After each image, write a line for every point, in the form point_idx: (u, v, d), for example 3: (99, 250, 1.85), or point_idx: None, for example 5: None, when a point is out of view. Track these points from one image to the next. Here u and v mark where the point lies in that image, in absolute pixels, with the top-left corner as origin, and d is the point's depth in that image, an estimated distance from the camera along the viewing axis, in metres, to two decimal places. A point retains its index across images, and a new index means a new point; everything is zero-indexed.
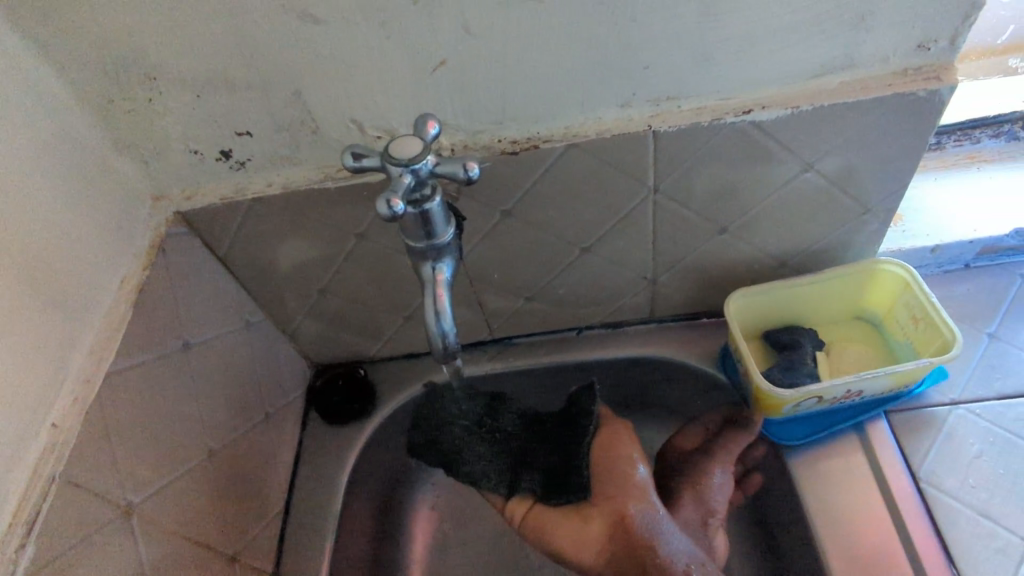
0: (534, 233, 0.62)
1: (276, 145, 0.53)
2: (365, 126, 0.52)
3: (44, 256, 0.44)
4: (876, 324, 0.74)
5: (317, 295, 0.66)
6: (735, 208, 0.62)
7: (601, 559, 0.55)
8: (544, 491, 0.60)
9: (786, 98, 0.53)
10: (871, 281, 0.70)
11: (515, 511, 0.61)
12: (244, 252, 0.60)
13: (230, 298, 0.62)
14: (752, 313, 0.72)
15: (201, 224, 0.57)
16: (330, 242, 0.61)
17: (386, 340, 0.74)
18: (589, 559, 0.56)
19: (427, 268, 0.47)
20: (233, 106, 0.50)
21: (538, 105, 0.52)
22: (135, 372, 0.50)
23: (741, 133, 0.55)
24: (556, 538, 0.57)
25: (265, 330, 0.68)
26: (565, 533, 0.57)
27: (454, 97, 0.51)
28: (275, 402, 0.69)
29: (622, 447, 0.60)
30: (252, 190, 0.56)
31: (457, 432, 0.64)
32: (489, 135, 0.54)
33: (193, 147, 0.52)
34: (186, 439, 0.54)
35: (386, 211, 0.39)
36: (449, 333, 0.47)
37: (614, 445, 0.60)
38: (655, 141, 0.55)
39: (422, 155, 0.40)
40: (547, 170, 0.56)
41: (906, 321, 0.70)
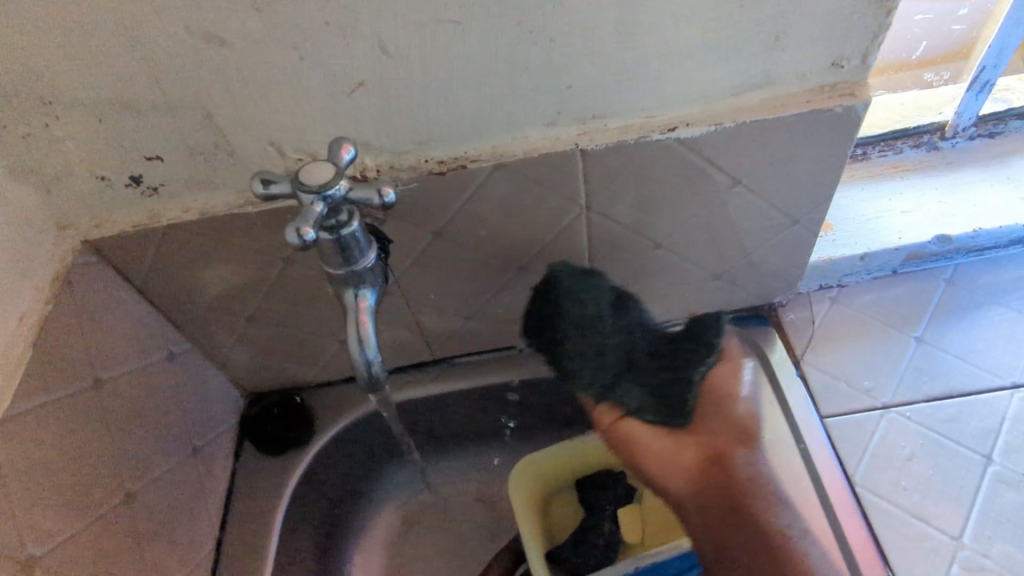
0: (469, 253, 0.62)
1: (190, 169, 0.51)
2: (285, 150, 0.50)
3: None
4: None
5: (246, 322, 0.64)
6: (667, 221, 0.62)
7: (695, 493, 0.61)
8: (640, 405, 0.61)
9: (709, 115, 0.54)
10: None
11: (603, 418, 0.63)
12: (163, 280, 0.58)
13: (149, 328, 0.59)
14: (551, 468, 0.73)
15: (113, 253, 0.54)
16: (255, 267, 0.58)
17: (322, 364, 0.72)
18: (677, 488, 0.61)
19: (349, 295, 0.45)
20: (141, 130, 0.47)
21: (463, 125, 0.52)
22: (36, 415, 0.46)
23: (668, 150, 0.55)
24: (643, 457, 0.62)
25: (191, 360, 0.65)
26: (654, 458, 0.62)
27: (376, 117, 0.50)
28: (204, 436, 0.65)
29: (729, 381, 0.63)
30: (167, 216, 0.53)
31: (583, 330, 0.60)
32: (415, 156, 0.53)
33: (99, 173, 0.50)
34: (100, 483, 0.51)
35: (297, 241, 0.38)
36: (374, 361, 0.45)
37: (724, 384, 0.63)
38: (583, 158, 0.54)
39: (335, 181, 0.39)
40: (477, 189, 0.55)
41: None
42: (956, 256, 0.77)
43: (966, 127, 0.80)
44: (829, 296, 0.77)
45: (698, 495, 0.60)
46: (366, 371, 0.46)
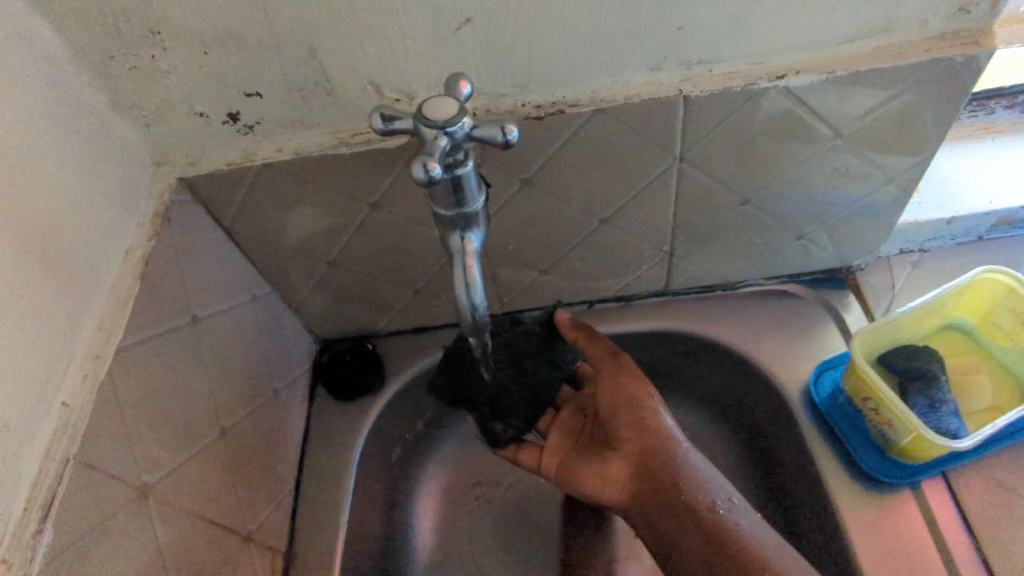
0: (553, 204, 0.60)
1: (288, 107, 0.50)
2: (383, 89, 0.49)
3: (46, 225, 0.41)
4: (968, 331, 0.68)
5: (326, 268, 0.64)
6: (759, 174, 0.60)
7: (660, 514, 0.60)
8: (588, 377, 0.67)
9: (821, 64, 0.51)
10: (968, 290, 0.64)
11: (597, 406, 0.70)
12: (252, 221, 0.58)
13: (235, 269, 0.60)
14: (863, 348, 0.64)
15: (206, 191, 0.54)
16: (342, 211, 0.58)
17: (394, 314, 0.72)
18: (645, 500, 0.61)
19: (456, 239, 0.45)
20: (244, 64, 0.46)
21: (566, 68, 0.50)
22: (146, 347, 0.47)
23: (775, 99, 0.53)
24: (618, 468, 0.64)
25: (271, 303, 0.65)
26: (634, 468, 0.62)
27: (478, 57, 0.48)
28: (283, 379, 0.66)
29: (632, 389, 0.64)
30: (261, 156, 0.53)
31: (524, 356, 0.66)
32: (512, 99, 0.52)
33: (199, 109, 0.49)
34: (198, 420, 0.52)
35: (422, 176, 0.37)
36: (479, 305, 0.45)
37: (622, 391, 0.64)
38: (686, 106, 0.53)
39: (458, 117, 0.38)
40: (572, 137, 0.54)
41: (1012, 325, 0.64)
42: None
43: None
44: (910, 260, 0.75)
45: (678, 529, 0.59)
46: (470, 314, 0.46)
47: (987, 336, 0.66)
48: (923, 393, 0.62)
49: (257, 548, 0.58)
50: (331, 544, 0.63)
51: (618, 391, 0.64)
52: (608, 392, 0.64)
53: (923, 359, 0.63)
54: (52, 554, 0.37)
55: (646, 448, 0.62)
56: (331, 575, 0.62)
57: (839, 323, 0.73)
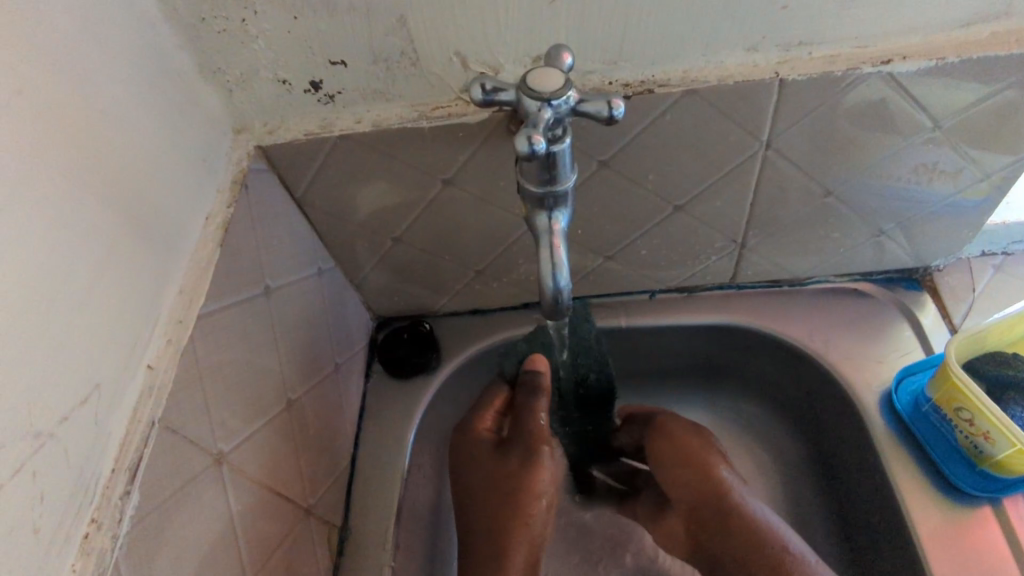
0: (629, 188, 0.59)
1: (371, 77, 0.49)
2: (469, 62, 0.48)
3: (135, 186, 0.40)
4: None
5: (392, 245, 0.63)
6: (846, 166, 0.58)
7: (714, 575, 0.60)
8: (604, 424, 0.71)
9: (929, 49, 0.49)
10: None
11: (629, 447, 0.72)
12: (324, 194, 0.57)
13: (303, 241, 0.59)
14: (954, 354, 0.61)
15: (282, 160, 0.53)
16: (414, 187, 0.57)
17: (454, 294, 0.71)
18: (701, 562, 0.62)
19: (543, 219, 0.43)
20: (332, 31, 0.45)
21: (659, 45, 0.48)
22: (223, 315, 0.46)
23: (877, 85, 0.50)
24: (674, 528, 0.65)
25: (334, 278, 0.65)
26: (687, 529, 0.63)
27: (571, 30, 0.46)
28: (343, 354, 0.66)
29: (677, 450, 0.63)
30: (339, 126, 0.52)
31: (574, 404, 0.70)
32: (600, 77, 0.50)
33: (282, 76, 0.48)
34: (267, 391, 0.51)
35: (526, 149, 0.35)
36: (564, 289, 0.44)
37: (665, 453, 0.64)
38: (781, 90, 0.50)
39: (565, 90, 0.36)
40: (658, 118, 0.52)
41: None
42: None
43: None
44: (992, 263, 0.72)
45: None
46: (552, 296, 0.45)
47: None
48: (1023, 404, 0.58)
49: (316, 522, 0.58)
50: (386, 522, 0.63)
51: (662, 452, 0.64)
52: (659, 450, 0.65)
53: (1018, 367, 0.59)
54: (138, 516, 0.37)
55: (699, 510, 0.61)
56: (386, 553, 0.61)
57: (914, 325, 0.70)
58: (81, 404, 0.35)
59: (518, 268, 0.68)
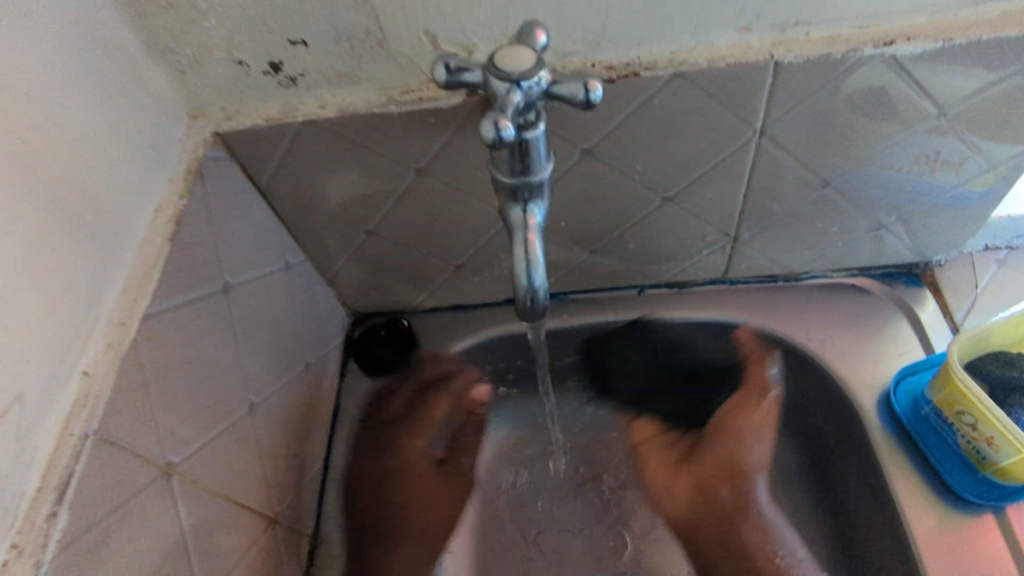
0: (614, 179, 0.55)
1: (334, 58, 0.46)
2: (440, 41, 0.45)
3: (69, 176, 0.37)
4: None
5: (365, 238, 0.60)
6: (844, 156, 0.55)
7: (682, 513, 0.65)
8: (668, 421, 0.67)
9: (935, 29, 0.45)
10: None
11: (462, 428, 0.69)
12: (289, 184, 0.54)
13: (269, 234, 0.56)
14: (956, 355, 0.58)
15: (243, 148, 0.50)
16: (386, 177, 0.54)
17: (433, 289, 0.68)
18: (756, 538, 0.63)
19: (517, 212, 0.40)
20: (290, 6, 0.42)
21: (644, 24, 0.44)
22: (174, 315, 0.43)
23: (879, 69, 0.47)
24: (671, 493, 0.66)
25: (305, 272, 0.61)
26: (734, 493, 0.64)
27: (549, 8, 0.43)
28: (315, 352, 0.63)
29: (745, 422, 0.63)
30: (302, 112, 0.48)
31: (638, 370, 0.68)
32: (582, 58, 0.46)
33: (238, 57, 0.45)
34: (227, 396, 0.48)
35: (492, 135, 0.32)
36: (540, 287, 0.40)
37: (739, 422, 0.63)
38: (776, 73, 0.47)
39: (536, 70, 0.33)
40: (644, 104, 0.49)
41: None
42: None
43: None
44: (996, 259, 0.69)
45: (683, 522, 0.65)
46: (527, 297, 0.41)
47: None
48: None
49: (283, 532, 0.55)
50: None
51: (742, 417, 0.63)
52: (734, 412, 0.63)
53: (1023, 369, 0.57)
54: (68, 539, 0.34)
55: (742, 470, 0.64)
56: None
57: (913, 323, 0.67)
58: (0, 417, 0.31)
59: (499, 263, 0.64)
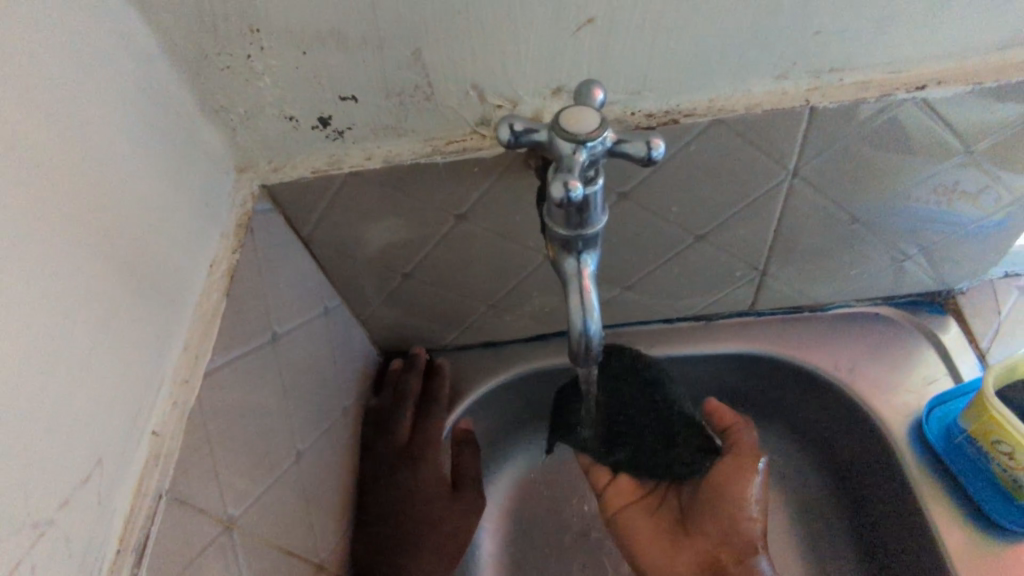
0: (649, 219, 0.57)
1: (383, 113, 0.47)
2: (485, 94, 0.46)
3: (137, 239, 0.38)
4: None
5: (400, 281, 0.61)
6: (874, 190, 0.56)
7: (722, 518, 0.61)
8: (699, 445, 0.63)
9: (965, 74, 0.47)
10: None
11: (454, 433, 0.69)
12: (330, 231, 0.54)
13: (309, 280, 0.56)
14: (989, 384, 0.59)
15: (287, 199, 0.51)
16: (426, 223, 0.54)
17: (463, 328, 0.68)
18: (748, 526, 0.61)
19: (571, 263, 0.41)
20: (344, 65, 0.43)
21: (685, 75, 0.46)
22: (232, 369, 0.44)
23: (910, 111, 0.48)
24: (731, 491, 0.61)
25: (340, 316, 0.62)
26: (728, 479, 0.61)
27: (594, 62, 0.44)
28: (350, 395, 0.63)
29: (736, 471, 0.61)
30: (348, 163, 0.49)
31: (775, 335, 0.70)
32: (622, 107, 0.48)
33: (289, 113, 0.46)
34: (277, 445, 0.48)
35: (560, 195, 0.33)
36: (594, 333, 0.41)
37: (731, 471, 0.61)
38: (811, 118, 0.48)
39: (601, 131, 0.34)
40: (681, 149, 0.50)
41: None
42: None
43: None
44: (1017, 285, 0.70)
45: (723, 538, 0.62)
46: (581, 342, 0.42)
47: None
48: None
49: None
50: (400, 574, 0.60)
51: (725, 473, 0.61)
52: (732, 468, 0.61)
53: None
54: None
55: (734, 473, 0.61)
56: None
57: (939, 351, 0.68)
58: (83, 484, 0.32)
59: (531, 301, 0.65)
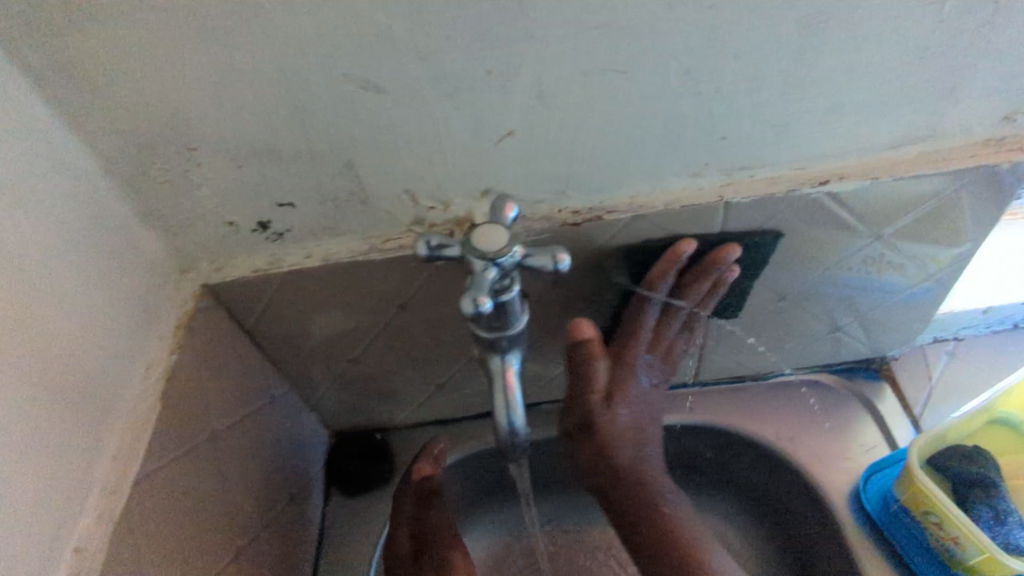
0: (585, 303, 0.59)
1: (320, 216, 0.49)
2: (418, 197, 0.48)
3: (67, 356, 0.39)
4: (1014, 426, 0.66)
5: (347, 366, 0.62)
6: (795, 271, 0.59)
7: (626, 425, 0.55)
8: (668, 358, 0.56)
9: (863, 169, 0.51)
10: None
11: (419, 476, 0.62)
12: (274, 324, 0.56)
13: (254, 371, 0.57)
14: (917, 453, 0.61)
15: (230, 297, 0.52)
16: (369, 313, 0.56)
17: (414, 407, 0.69)
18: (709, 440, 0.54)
19: (496, 362, 0.43)
20: (278, 177, 0.45)
21: (605, 176, 0.49)
22: (166, 474, 0.44)
23: (817, 203, 0.52)
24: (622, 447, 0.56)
25: (288, 402, 0.63)
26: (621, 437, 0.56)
27: (518, 167, 0.47)
28: (299, 481, 0.64)
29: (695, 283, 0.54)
30: (289, 262, 0.51)
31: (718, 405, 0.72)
32: (549, 205, 0.50)
33: (229, 219, 0.48)
34: (215, 545, 0.48)
35: (471, 310, 0.35)
36: (518, 428, 0.42)
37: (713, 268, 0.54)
38: (726, 211, 0.51)
39: (509, 248, 0.36)
40: (608, 241, 0.53)
41: None
42: None
43: None
44: (945, 349, 0.73)
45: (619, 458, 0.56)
46: (509, 438, 0.43)
47: None
48: (991, 505, 0.58)
49: None
50: None
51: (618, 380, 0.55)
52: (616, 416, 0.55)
53: (979, 463, 0.60)
54: None
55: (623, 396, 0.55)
56: None
57: (876, 417, 0.70)
58: None
59: (479, 380, 0.67)
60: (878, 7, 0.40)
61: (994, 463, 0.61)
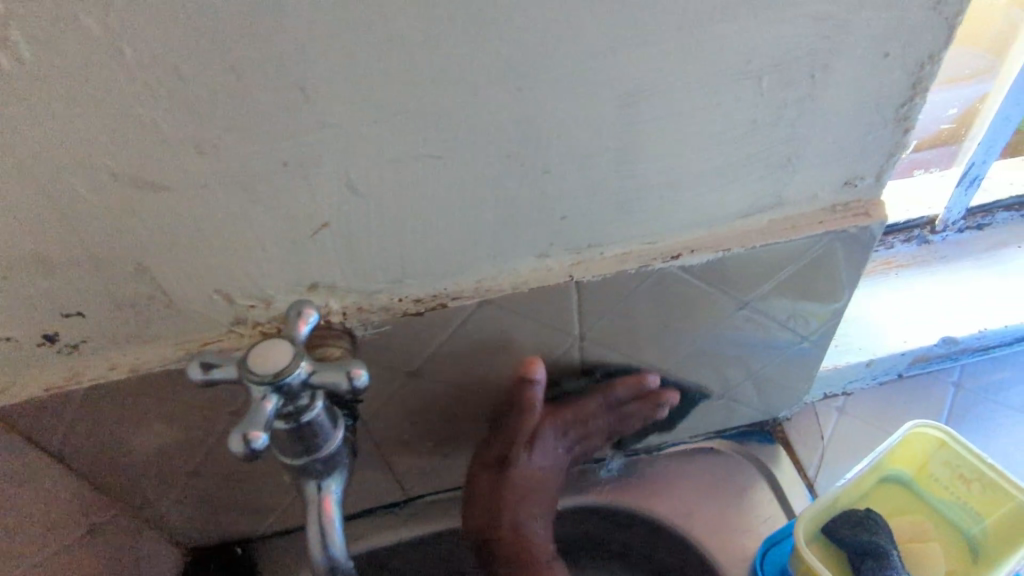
0: (448, 391, 0.55)
1: (119, 324, 0.43)
2: (233, 297, 0.43)
3: None
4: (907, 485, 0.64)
5: (186, 479, 0.55)
6: (667, 344, 0.57)
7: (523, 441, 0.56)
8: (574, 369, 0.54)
9: (715, 241, 0.49)
10: (902, 444, 0.62)
11: None
12: (85, 443, 0.49)
13: (65, 498, 0.50)
14: (808, 522, 0.59)
15: (21, 419, 0.45)
16: (200, 422, 0.50)
17: (279, 514, 0.62)
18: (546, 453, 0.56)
19: (312, 487, 0.38)
20: (55, 286, 0.39)
21: (443, 262, 0.45)
22: None
23: (674, 276, 0.50)
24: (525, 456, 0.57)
25: (119, 525, 0.55)
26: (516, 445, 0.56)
27: (342, 259, 0.43)
28: None
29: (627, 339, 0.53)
30: (89, 377, 0.45)
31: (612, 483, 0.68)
32: (387, 295, 0.46)
33: (4, 335, 0.41)
34: None
35: (242, 448, 0.30)
36: (340, 557, 0.38)
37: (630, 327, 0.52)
38: (579, 290, 0.49)
39: (292, 368, 0.32)
40: (457, 328, 0.49)
41: (947, 477, 0.62)
42: (960, 356, 0.75)
43: (956, 221, 0.76)
44: (835, 406, 0.73)
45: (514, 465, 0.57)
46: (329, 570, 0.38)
47: (927, 488, 0.63)
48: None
49: None
50: None
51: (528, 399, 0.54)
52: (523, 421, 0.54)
53: (871, 529, 0.57)
54: None
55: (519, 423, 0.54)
56: None
57: (771, 482, 0.68)
58: None
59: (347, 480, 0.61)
60: (693, 83, 0.39)
61: (886, 527, 0.58)
